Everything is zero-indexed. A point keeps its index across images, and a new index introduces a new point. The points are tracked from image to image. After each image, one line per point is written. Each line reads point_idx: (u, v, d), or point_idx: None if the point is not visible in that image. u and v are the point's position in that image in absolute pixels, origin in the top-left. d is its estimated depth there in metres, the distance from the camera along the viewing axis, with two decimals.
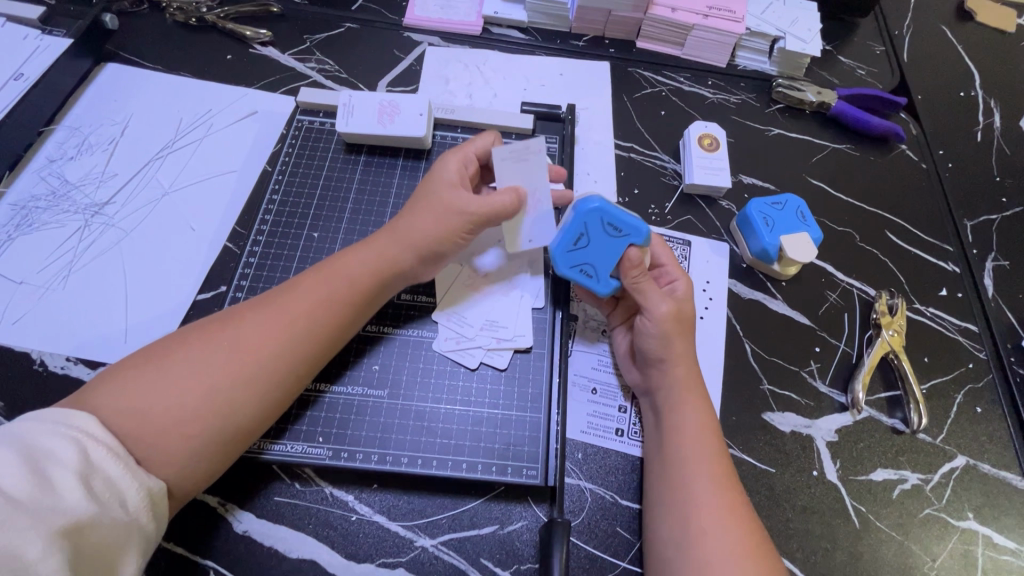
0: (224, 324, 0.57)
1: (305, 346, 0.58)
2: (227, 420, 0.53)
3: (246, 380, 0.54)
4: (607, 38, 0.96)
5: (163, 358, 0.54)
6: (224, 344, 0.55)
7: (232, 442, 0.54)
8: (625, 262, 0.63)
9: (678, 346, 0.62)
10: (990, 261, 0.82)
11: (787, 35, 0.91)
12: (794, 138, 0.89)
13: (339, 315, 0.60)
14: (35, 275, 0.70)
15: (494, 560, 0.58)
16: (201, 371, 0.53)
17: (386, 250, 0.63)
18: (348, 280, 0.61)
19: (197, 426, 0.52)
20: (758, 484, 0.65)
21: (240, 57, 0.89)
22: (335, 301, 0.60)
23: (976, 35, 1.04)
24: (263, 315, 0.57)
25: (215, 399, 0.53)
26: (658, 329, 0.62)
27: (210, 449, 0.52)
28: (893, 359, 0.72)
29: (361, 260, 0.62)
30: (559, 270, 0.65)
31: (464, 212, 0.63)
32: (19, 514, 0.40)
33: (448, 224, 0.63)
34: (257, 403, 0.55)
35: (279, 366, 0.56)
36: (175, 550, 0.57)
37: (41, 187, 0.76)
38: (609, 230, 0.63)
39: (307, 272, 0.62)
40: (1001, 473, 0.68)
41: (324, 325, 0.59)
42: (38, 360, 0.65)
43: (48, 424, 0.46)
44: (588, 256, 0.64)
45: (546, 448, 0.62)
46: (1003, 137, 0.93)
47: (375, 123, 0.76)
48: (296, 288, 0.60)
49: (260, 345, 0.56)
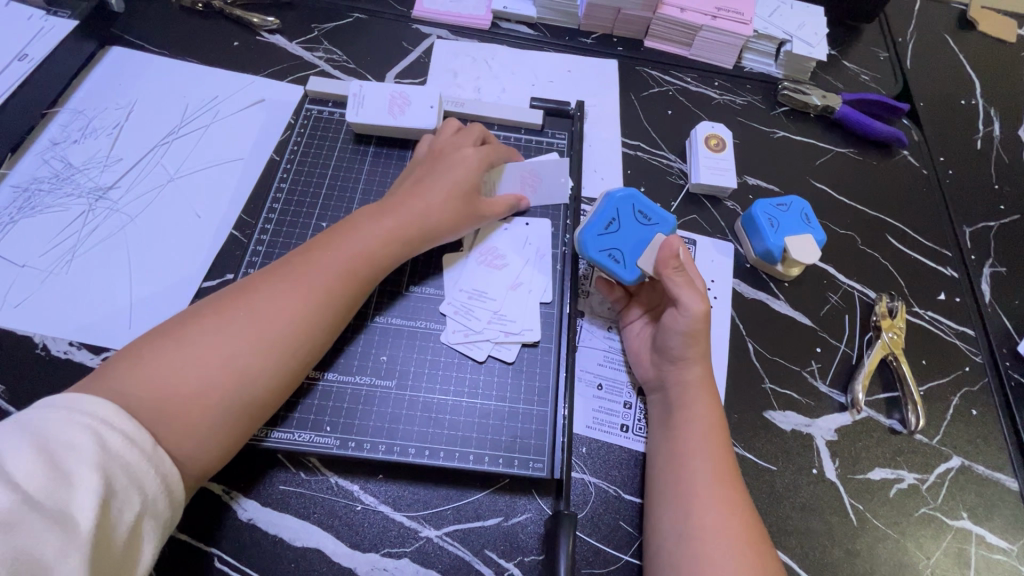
0: (236, 299, 0.57)
1: (319, 316, 0.58)
2: (244, 390, 0.54)
3: (262, 350, 0.55)
4: (615, 36, 0.96)
5: (177, 333, 0.54)
6: (237, 317, 0.55)
7: (252, 413, 0.54)
8: (664, 248, 0.65)
9: (698, 343, 0.63)
10: (987, 267, 0.84)
11: (793, 38, 0.92)
12: (799, 141, 0.90)
13: (352, 288, 0.61)
14: (38, 258, 0.70)
15: (498, 551, 0.59)
16: (218, 343, 0.53)
17: (402, 227, 0.64)
18: (363, 254, 0.62)
19: (217, 397, 0.52)
20: (760, 481, 0.66)
21: (247, 44, 0.88)
22: (349, 274, 0.61)
23: (978, 44, 1.05)
24: (277, 287, 0.58)
25: (232, 368, 0.53)
26: (690, 324, 0.62)
27: (228, 420, 0.53)
28: (893, 361, 0.73)
29: (375, 235, 0.63)
30: (587, 252, 0.68)
31: (482, 210, 0.69)
32: (33, 513, 0.40)
33: (467, 217, 0.68)
34: (271, 373, 0.55)
35: (295, 337, 0.57)
36: (179, 537, 0.57)
37: (44, 169, 0.75)
38: (640, 218, 0.68)
39: (319, 244, 0.62)
40: (995, 475, 0.69)
41: (338, 297, 0.60)
42: (41, 345, 0.65)
43: (63, 413, 0.45)
44: (618, 239, 0.68)
45: (552, 441, 0.62)
46: (1003, 145, 0.95)
47: (385, 115, 0.75)
48: (308, 260, 0.60)
49: (275, 315, 0.56)
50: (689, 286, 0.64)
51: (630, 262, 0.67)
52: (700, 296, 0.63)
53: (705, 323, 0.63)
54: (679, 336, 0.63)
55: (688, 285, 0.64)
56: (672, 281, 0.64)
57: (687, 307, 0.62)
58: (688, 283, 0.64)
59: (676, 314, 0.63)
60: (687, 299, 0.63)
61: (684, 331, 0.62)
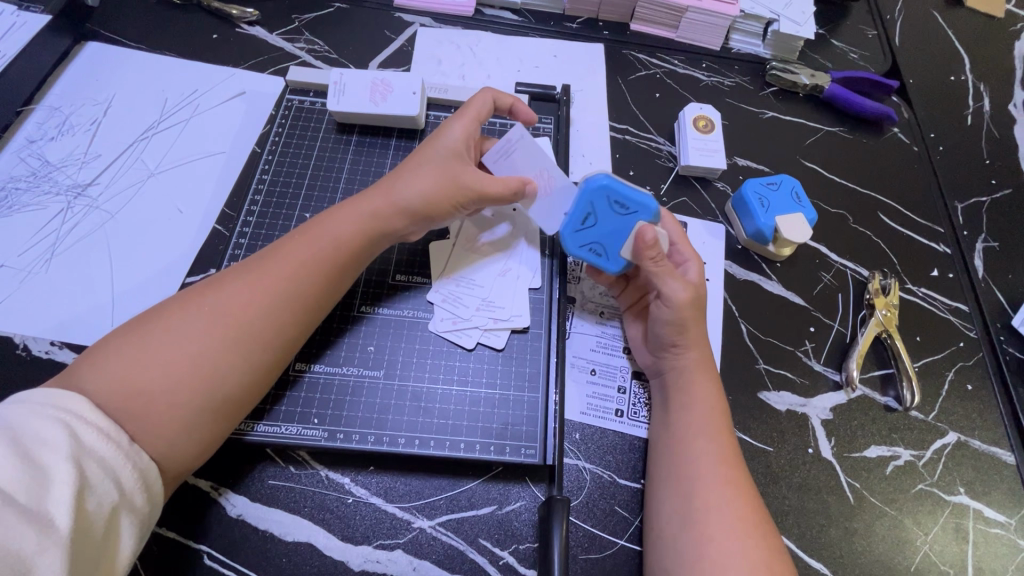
0: (204, 293, 0.55)
1: (290, 308, 0.57)
2: (216, 386, 0.52)
3: (231, 344, 0.53)
4: (601, 20, 0.95)
5: (146, 330, 0.52)
6: (205, 312, 0.54)
7: (225, 408, 0.53)
8: (639, 239, 0.61)
9: (688, 330, 0.61)
10: (980, 242, 0.83)
11: (781, 17, 0.90)
12: (788, 121, 0.89)
13: (324, 279, 0.59)
14: (16, 258, 0.68)
15: (492, 540, 0.58)
16: (185, 338, 0.52)
17: (380, 215, 0.62)
18: (334, 243, 0.60)
19: (187, 394, 0.51)
20: (755, 462, 0.65)
21: (226, 37, 0.86)
22: (321, 265, 0.59)
23: (966, 20, 1.04)
24: (245, 280, 0.56)
25: (203, 363, 0.52)
26: (675, 313, 0.61)
27: (202, 418, 0.52)
28: (886, 338, 0.73)
29: (349, 226, 0.61)
30: (568, 250, 0.65)
31: (460, 178, 0.63)
32: (11, 510, 0.38)
33: (445, 189, 0.63)
34: (243, 370, 0.54)
35: (264, 330, 0.55)
36: (167, 534, 0.56)
37: (21, 168, 0.74)
38: (618, 209, 0.63)
39: (290, 238, 0.61)
40: (992, 449, 0.69)
41: (308, 288, 0.58)
42: (22, 345, 0.64)
43: (35, 408, 0.44)
44: (596, 234, 0.64)
45: (544, 428, 0.61)
46: (993, 120, 0.94)
47: (367, 103, 0.74)
48: (279, 253, 0.59)
49: (246, 308, 0.55)
50: (671, 274, 0.62)
51: (612, 254, 0.64)
52: (684, 284, 0.61)
53: (692, 309, 0.62)
54: (664, 326, 0.62)
55: (670, 274, 0.62)
56: (653, 271, 0.62)
57: (670, 297, 0.61)
58: (669, 270, 0.62)
59: (662, 303, 0.62)
60: (669, 288, 0.61)
61: (670, 320, 0.61)
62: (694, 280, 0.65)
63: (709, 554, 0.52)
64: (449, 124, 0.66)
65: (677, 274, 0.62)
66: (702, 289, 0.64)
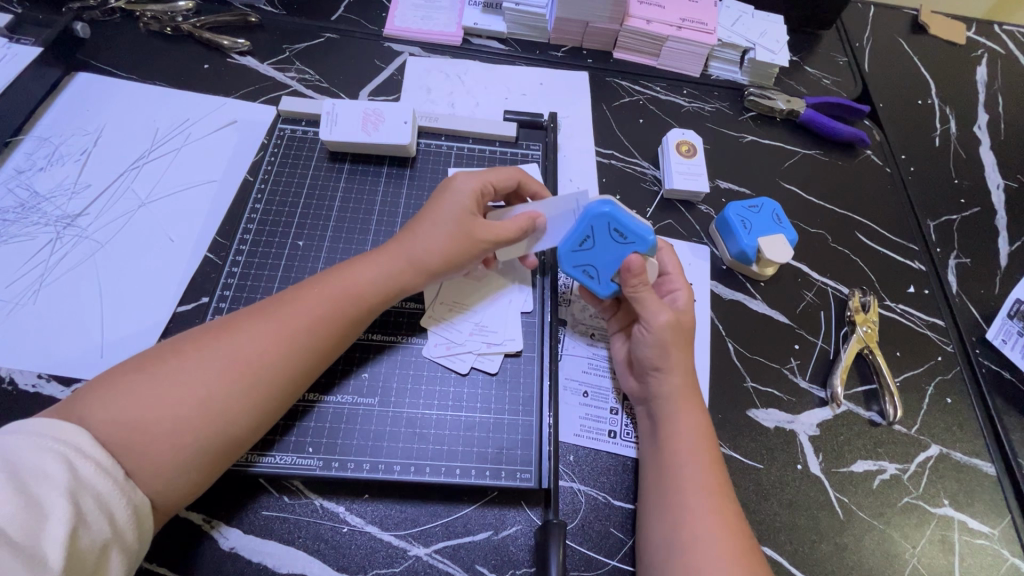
0: (217, 334, 0.55)
1: (301, 359, 0.57)
2: (219, 432, 0.52)
3: (239, 392, 0.53)
4: (585, 49, 0.98)
5: (160, 362, 0.53)
6: (217, 356, 0.54)
7: (224, 452, 0.53)
8: (626, 267, 0.62)
9: (671, 355, 0.63)
10: (952, 258, 0.86)
11: (756, 46, 0.95)
12: (767, 145, 0.93)
13: (339, 332, 0.59)
14: (4, 290, 0.68)
15: (488, 565, 0.58)
16: (198, 379, 0.52)
17: (393, 265, 0.63)
18: (351, 293, 0.60)
19: (189, 436, 0.50)
20: (746, 480, 0.66)
21: (217, 67, 0.88)
22: (333, 313, 0.59)
23: (931, 46, 1.10)
24: (263, 324, 0.56)
25: (210, 408, 0.52)
26: (655, 337, 0.62)
27: (201, 461, 0.51)
28: (868, 354, 0.75)
29: (367, 276, 0.62)
30: (562, 269, 0.67)
31: (481, 238, 0.63)
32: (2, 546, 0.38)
33: (464, 248, 0.63)
34: (248, 418, 0.54)
35: (275, 381, 0.55)
36: (157, 571, 0.55)
37: (9, 200, 0.74)
38: (617, 237, 0.63)
39: (308, 283, 0.61)
40: (973, 461, 0.71)
41: (322, 340, 0.58)
42: (8, 379, 0.63)
43: (35, 438, 0.44)
44: (591, 257, 0.65)
45: (539, 450, 0.62)
46: (960, 141, 0.99)
47: (360, 133, 0.76)
48: (293, 298, 0.59)
49: (257, 355, 0.55)
50: (657, 302, 0.63)
51: (603, 278, 0.66)
52: (667, 310, 0.63)
53: (673, 334, 0.63)
54: (647, 350, 0.63)
55: (655, 300, 0.63)
56: (636, 296, 0.63)
57: (651, 321, 0.62)
58: (654, 296, 0.63)
59: (643, 327, 0.63)
60: (650, 312, 0.62)
61: (651, 345, 0.62)
62: (681, 308, 0.66)
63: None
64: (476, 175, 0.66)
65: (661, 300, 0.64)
66: (688, 319, 0.66)
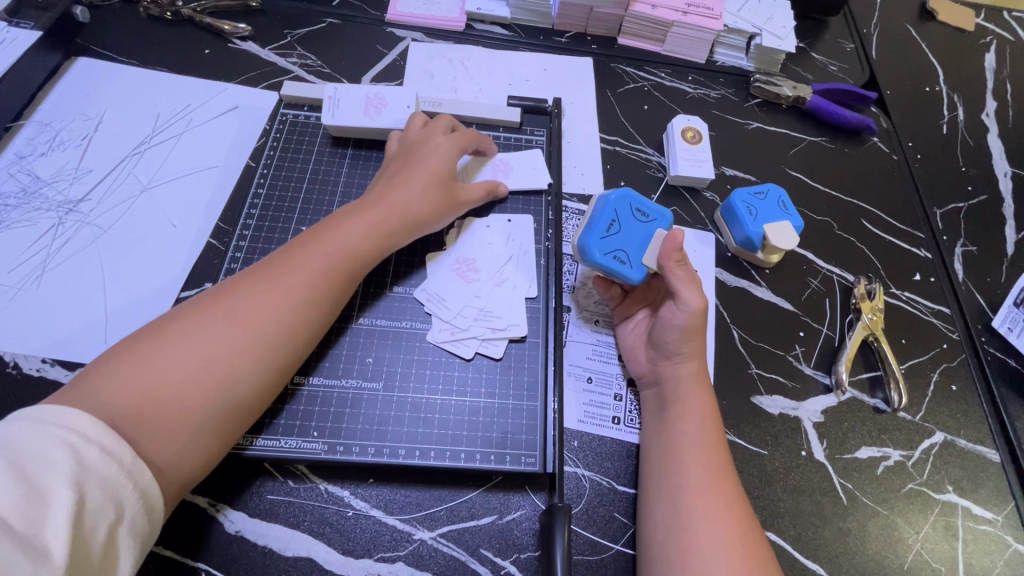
0: (215, 300, 0.56)
1: (301, 316, 0.57)
2: (226, 392, 0.52)
3: (242, 354, 0.53)
4: (590, 35, 0.97)
5: (160, 333, 0.53)
6: (217, 320, 0.54)
7: (235, 416, 0.53)
8: (666, 241, 0.65)
9: (694, 339, 0.64)
10: (959, 246, 0.86)
11: (763, 31, 0.93)
12: (773, 131, 0.92)
13: (335, 287, 0.60)
14: (8, 274, 0.68)
15: (493, 550, 0.58)
16: (199, 343, 0.52)
17: (384, 223, 0.64)
18: (345, 252, 0.61)
19: (197, 401, 0.51)
20: (750, 466, 0.66)
21: (218, 52, 0.87)
22: (329, 271, 0.60)
23: (939, 33, 1.08)
24: (257, 285, 0.57)
25: (215, 371, 0.52)
26: (687, 317, 0.63)
27: (213, 427, 0.52)
28: (873, 342, 0.75)
29: (358, 233, 0.62)
30: (593, 257, 0.66)
31: (460, 198, 0.69)
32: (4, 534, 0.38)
33: (444, 204, 0.68)
34: (254, 378, 0.54)
35: (274, 335, 0.55)
36: (164, 553, 0.55)
37: (12, 184, 0.74)
38: (638, 216, 0.69)
39: (299, 244, 0.61)
40: (977, 448, 0.71)
41: (319, 297, 0.59)
42: (12, 363, 0.63)
43: (40, 427, 0.43)
44: (620, 241, 0.67)
45: (544, 435, 0.62)
46: (967, 129, 0.98)
47: (362, 117, 0.75)
48: (287, 261, 0.59)
49: (257, 315, 0.55)
50: (690, 281, 0.64)
51: (635, 261, 0.66)
52: (700, 292, 0.64)
53: (703, 318, 0.64)
54: (676, 330, 0.63)
55: (692, 279, 0.64)
56: (675, 272, 0.65)
57: (687, 301, 0.63)
58: (689, 275, 0.65)
59: (675, 307, 0.64)
60: (686, 290, 0.64)
61: (681, 324, 0.63)
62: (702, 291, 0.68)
63: (694, 560, 0.53)
64: (452, 134, 0.71)
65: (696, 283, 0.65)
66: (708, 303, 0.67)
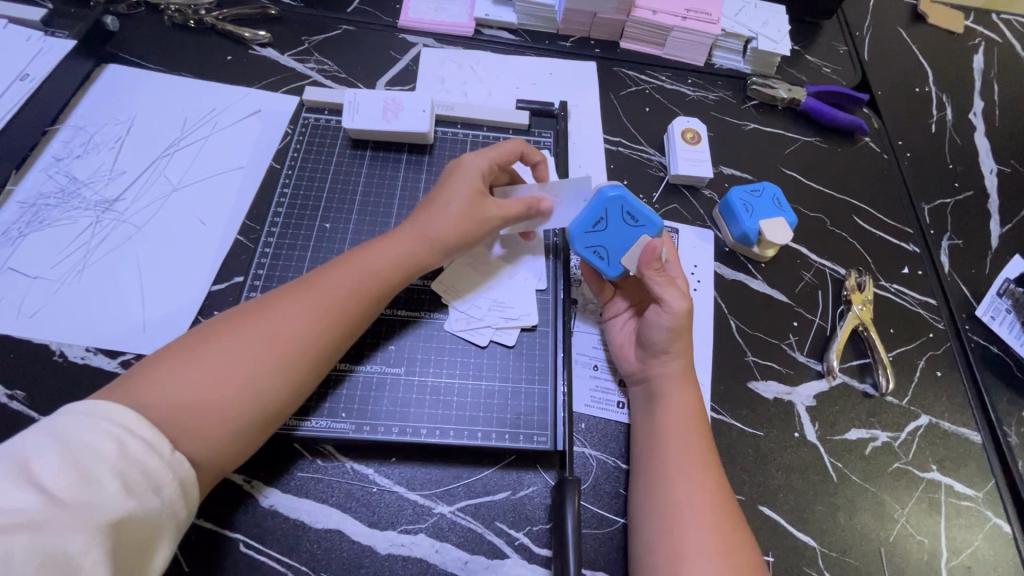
0: (252, 317, 0.60)
1: (331, 336, 0.61)
2: (259, 403, 0.56)
3: (276, 369, 0.57)
4: (593, 39, 1.02)
5: (200, 345, 0.57)
6: (254, 337, 0.58)
7: (265, 424, 0.57)
8: (646, 252, 0.68)
9: (680, 339, 0.67)
10: (945, 240, 0.90)
11: (759, 36, 0.98)
12: (769, 132, 0.96)
13: (363, 307, 0.64)
14: (50, 270, 0.72)
15: (507, 522, 0.63)
16: (237, 358, 0.56)
17: (409, 245, 0.67)
18: (373, 274, 0.65)
19: (233, 411, 0.55)
20: (746, 446, 0.71)
21: (240, 58, 0.91)
22: (358, 293, 0.63)
23: (930, 35, 1.12)
24: (292, 305, 0.61)
25: (250, 385, 0.56)
26: (670, 322, 0.66)
27: (245, 435, 0.56)
28: (863, 331, 0.79)
29: (385, 256, 0.66)
30: (575, 248, 0.72)
31: (492, 216, 0.69)
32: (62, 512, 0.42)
33: (476, 225, 0.68)
34: (285, 392, 0.58)
35: (307, 353, 0.59)
36: (204, 525, 0.60)
37: (50, 185, 0.78)
38: (627, 219, 0.70)
39: (331, 265, 0.65)
40: (960, 429, 0.75)
41: (348, 318, 0.62)
42: (59, 352, 0.67)
43: (90, 420, 0.47)
44: (604, 240, 0.71)
45: (554, 416, 0.67)
46: (955, 128, 1.02)
47: (379, 120, 0.79)
48: (319, 281, 0.63)
49: (291, 334, 0.59)
50: (671, 286, 0.67)
51: (613, 260, 0.72)
52: (681, 296, 0.67)
53: (687, 320, 0.67)
54: (659, 333, 0.67)
55: (671, 285, 0.67)
56: (654, 279, 0.68)
57: (669, 305, 0.66)
58: (669, 282, 0.68)
59: (659, 311, 0.67)
60: (667, 296, 0.67)
61: (666, 326, 0.66)
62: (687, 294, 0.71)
63: (678, 531, 0.58)
64: (482, 151, 0.72)
65: (676, 286, 0.68)
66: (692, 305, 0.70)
